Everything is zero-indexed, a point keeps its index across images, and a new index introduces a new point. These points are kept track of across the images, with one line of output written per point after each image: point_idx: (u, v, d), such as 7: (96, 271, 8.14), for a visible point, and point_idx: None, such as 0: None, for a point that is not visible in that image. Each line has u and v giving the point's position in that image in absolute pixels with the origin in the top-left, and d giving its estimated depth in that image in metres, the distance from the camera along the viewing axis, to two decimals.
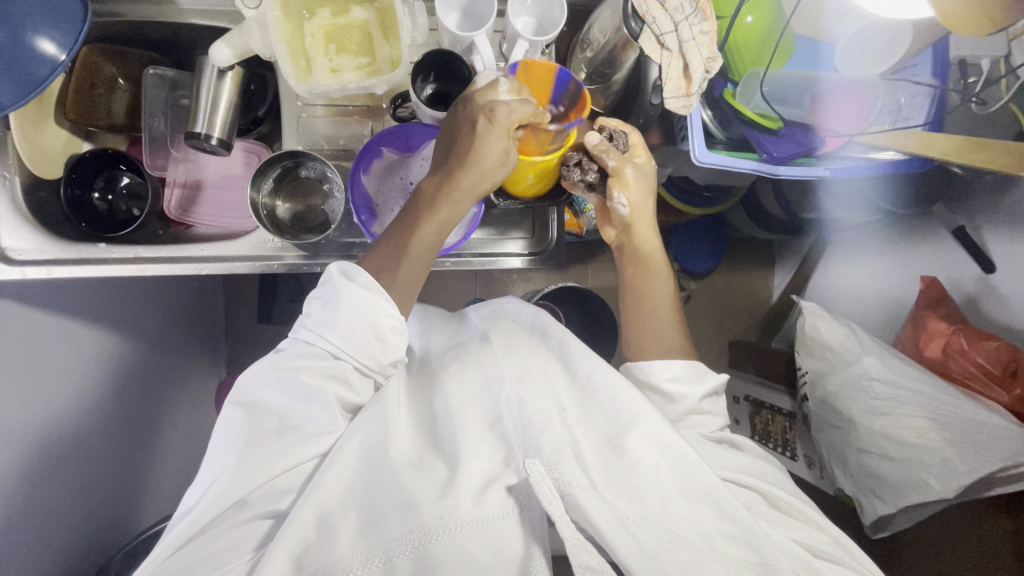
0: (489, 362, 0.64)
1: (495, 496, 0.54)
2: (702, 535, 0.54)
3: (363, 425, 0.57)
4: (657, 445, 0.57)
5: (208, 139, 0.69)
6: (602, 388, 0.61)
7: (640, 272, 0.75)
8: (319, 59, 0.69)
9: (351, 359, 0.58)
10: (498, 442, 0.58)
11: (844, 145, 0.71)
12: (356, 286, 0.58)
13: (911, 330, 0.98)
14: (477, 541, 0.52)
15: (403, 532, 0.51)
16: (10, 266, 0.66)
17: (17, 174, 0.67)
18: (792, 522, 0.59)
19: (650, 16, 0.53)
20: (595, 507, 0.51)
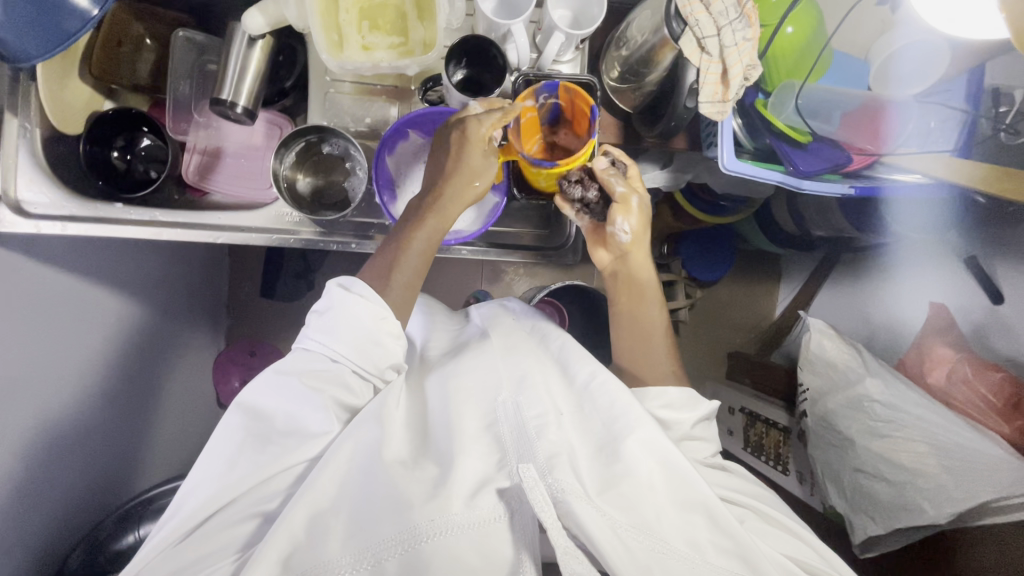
0: (485, 363, 0.64)
1: (487, 499, 0.53)
2: (694, 547, 0.53)
3: (364, 424, 0.57)
4: (652, 453, 0.57)
5: (234, 107, 0.68)
6: (599, 397, 0.61)
7: (634, 300, 0.75)
8: (351, 35, 0.68)
9: (349, 362, 0.59)
10: (495, 445, 0.57)
11: (870, 164, 0.70)
12: (355, 297, 0.60)
13: (917, 355, 0.98)
14: (467, 546, 0.51)
15: (398, 530, 0.51)
16: (26, 220, 0.65)
17: (38, 126, 0.66)
18: (779, 535, 0.60)
19: (693, 18, 0.54)
20: (590, 516, 0.50)
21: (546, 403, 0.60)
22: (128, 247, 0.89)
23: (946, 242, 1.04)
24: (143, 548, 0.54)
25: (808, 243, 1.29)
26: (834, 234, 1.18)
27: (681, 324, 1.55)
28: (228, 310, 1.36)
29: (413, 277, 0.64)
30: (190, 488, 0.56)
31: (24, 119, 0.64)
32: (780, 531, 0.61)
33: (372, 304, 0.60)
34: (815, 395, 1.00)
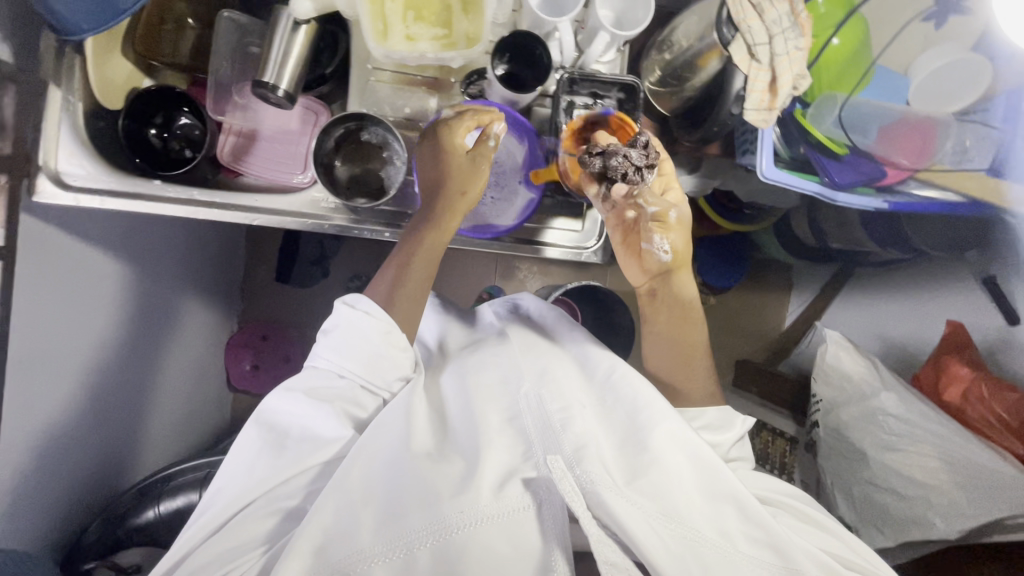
0: (504, 361, 0.65)
1: (515, 489, 0.52)
2: (726, 537, 0.53)
3: (392, 415, 0.59)
4: (679, 447, 0.57)
5: (275, 90, 0.68)
6: (621, 388, 0.63)
7: (673, 318, 0.68)
8: (395, 23, 0.68)
9: (353, 375, 0.60)
10: (518, 436, 0.57)
11: (903, 180, 0.70)
12: (361, 312, 0.61)
13: (931, 371, 0.98)
14: (497, 534, 0.51)
15: (433, 520, 0.50)
16: (65, 192, 0.65)
17: (80, 99, 0.66)
18: (807, 527, 0.60)
19: (745, 25, 0.54)
20: (623, 506, 0.50)
21: (569, 398, 0.60)
22: (153, 225, 0.89)
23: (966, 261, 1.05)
24: (174, 546, 0.56)
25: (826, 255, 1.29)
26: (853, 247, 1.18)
27: None
28: (242, 293, 1.36)
29: (420, 291, 0.65)
30: (225, 478, 0.58)
31: (67, 93, 0.64)
32: (815, 529, 0.61)
33: (377, 318, 0.61)
34: (827, 406, 1.01)
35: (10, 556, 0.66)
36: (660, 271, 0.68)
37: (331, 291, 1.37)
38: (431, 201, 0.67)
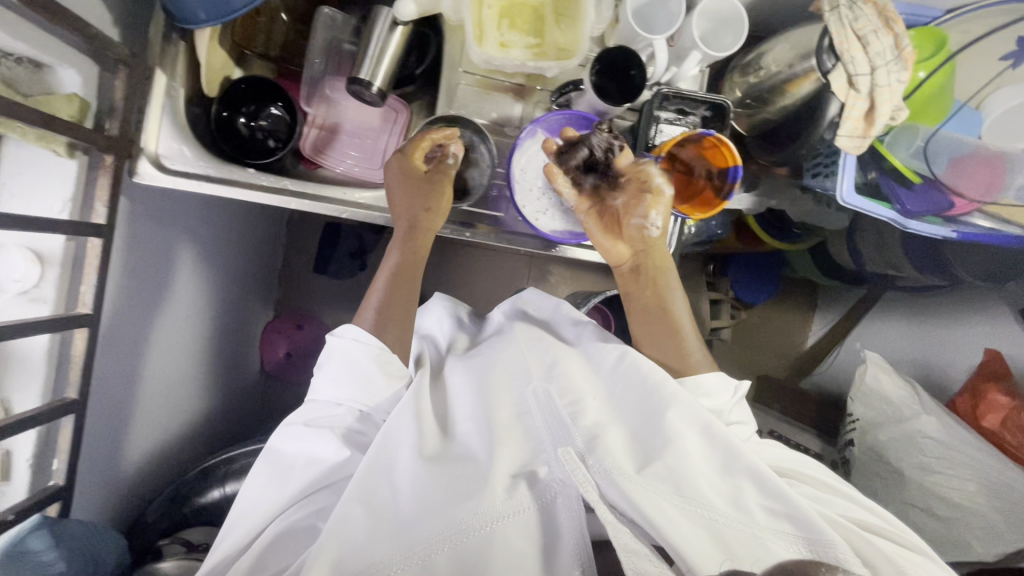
0: (511, 349, 0.67)
1: (523, 490, 0.56)
2: (742, 509, 0.53)
3: (400, 415, 0.61)
4: (691, 425, 0.58)
5: (370, 88, 0.70)
6: (625, 378, 0.63)
7: (658, 291, 0.71)
8: (490, 31, 0.70)
9: (354, 403, 0.63)
10: (526, 433, 0.60)
11: (969, 211, 0.73)
12: (349, 340, 0.64)
13: (968, 398, 1.01)
14: (511, 531, 0.54)
15: (458, 521, 0.53)
16: (164, 175, 0.66)
17: (181, 86, 0.68)
18: (831, 497, 0.61)
19: (848, 55, 0.56)
20: (637, 491, 0.52)
21: (578, 391, 0.61)
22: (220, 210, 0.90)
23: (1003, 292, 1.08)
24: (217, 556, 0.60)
25: (859, 277, 1.31)
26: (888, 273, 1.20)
27: (718, 343, 1.55)
28: (280, 281, 1.38)
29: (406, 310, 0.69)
30: (253, 494, 0.61)
31: (170, 79, 0.66)
32: (835, 498, 0.61)
33: (365, 346, 0.63)
34: (864, 426, 1.04)
35: (89, 527, 0.68)
36: (643, 246, 0.72)
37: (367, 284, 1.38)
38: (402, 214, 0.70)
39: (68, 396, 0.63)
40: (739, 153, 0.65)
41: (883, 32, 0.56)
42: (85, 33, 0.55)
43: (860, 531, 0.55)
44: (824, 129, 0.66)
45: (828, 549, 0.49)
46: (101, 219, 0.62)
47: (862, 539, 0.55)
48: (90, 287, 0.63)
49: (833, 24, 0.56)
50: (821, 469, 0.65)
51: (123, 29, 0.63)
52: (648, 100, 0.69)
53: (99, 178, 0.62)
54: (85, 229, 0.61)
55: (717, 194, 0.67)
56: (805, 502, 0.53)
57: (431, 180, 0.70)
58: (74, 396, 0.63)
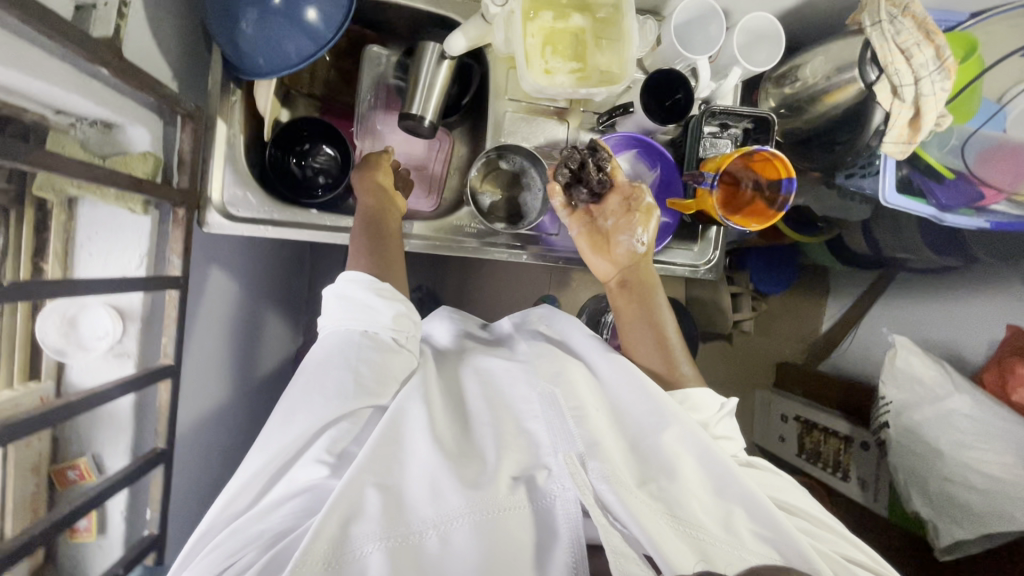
0: (516, 361, 0.63)
1: (519, 489, 0.54)
2: (733, 533, 0.52)
3: (404, 407, 0.57)
4: (688, 447, 0.56)
5: (423, 121, 0.72)
6: (633, 390, 0.59)
7: (645, 304, 0.69)
8: (536, 59, 0.71)
9: (354, 328, 0.61)
10: (529, 440, 0.57)
11: (997, 201, 0.75)
12: (342, 282, 0.63)
13: (996, 374, 1.05)
14: (513, 524, 0.52)
15: (463, 506, 0.51)
16: (232, 224, 0.67)
17: (240, 132, 0.69)
18: (824, 534, 0.58)
19: (892, 67, 0.60)
20: (636, 504, 0.50)
21: (585, 399, 0.57)
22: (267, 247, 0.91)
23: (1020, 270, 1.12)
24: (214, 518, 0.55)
25: (875, 262, 1.34)
26: (904, 258, 1.24)
27: (739, 334, 1.61)
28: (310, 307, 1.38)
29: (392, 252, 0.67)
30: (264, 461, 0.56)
31: (230, 127, 0.67)
32: (825, 531, 0.59)
33: (354, 280, 0.62)
34: (899, 408, 1.08)
35: None
36: (628, 262, 0.70)
37: None
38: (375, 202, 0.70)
39: (158, 446, 0.64)
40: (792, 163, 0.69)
41: (924, 44, 0.60)
42: (159, 93, 0.56)
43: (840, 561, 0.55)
44: (868, 138, 0.69)
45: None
46: (176, 270, 0.63)
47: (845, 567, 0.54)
48: (170, 338, 0.64)
49: (876, 39, 0.60)
50: (813, 504, 0.62)
51: (183, 82, 0.65)
52: (694, 116, 0.72)
53: (171, 231, 0.63)
54: (163, 282, 0.61)
55: (770, 206, 0.71)
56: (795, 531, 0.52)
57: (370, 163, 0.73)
58: (163, 446, 0.63)
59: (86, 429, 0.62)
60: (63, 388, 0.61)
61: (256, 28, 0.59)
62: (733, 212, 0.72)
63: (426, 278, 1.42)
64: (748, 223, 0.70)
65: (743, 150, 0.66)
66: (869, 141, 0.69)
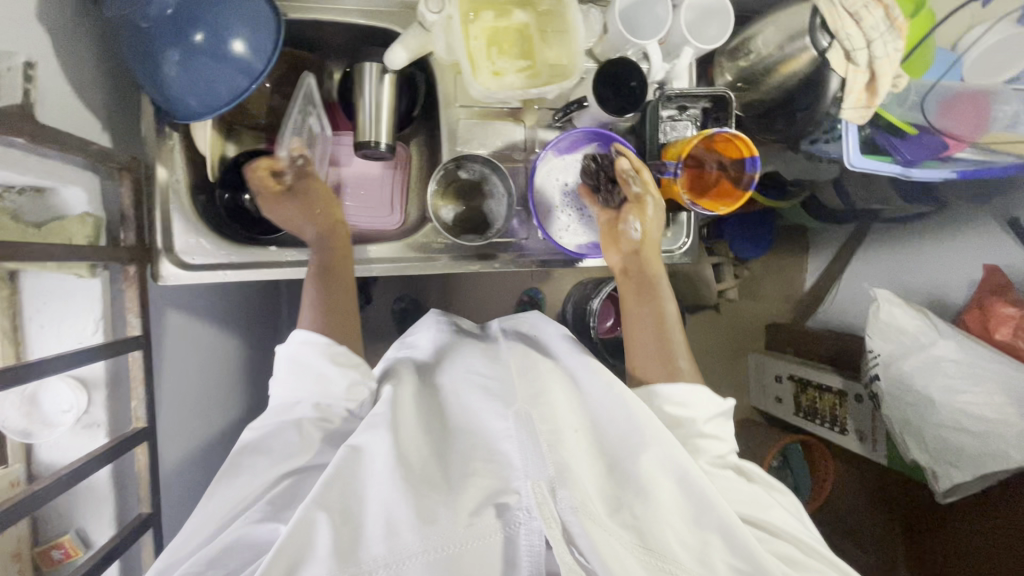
0: (495, 377, 0.63)
1: (488, 516, 0.51)
2: (707, 566, 0.51)
3: (374, 442, 0.55)
4: (666, 471, 0.55)
5: (378, 145, 0.70)
6: (615, 410, 0.60)
7: (645, 293, 0.70)
8: (482, 61, 0.68)
9: (307, 399, 0.60)
10: (502, 463, 0.55)
11: (963, 149, 0.75)
12: (295, 343, 0.62)
13: (977, 316, 1.06)
14: (472, 559, 0.49)
15: (417, 544, 0.48)
16: (190, 272, 0.65)
17: (184, 177, 0.65)
18: (817, 564, 0.55)
19: (843, 32, 0.59)
20: (602, 538, 0.48)
21: (559, 420, 0.58)
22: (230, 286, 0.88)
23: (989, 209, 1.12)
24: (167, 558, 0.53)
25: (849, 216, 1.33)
26: (877, 209, 1.23)
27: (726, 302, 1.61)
28: None
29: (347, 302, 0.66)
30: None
31: (171, 173, 0.64)
32: (806, 557, 0.55)
33: (308, 344, 0.61)
34: (887, 360, 1.09)
35: None
36: (632, 252, 0.71)
37: (377, 319, 1.37)
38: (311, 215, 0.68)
39: (143, 510, 0.62)
40: (754, 142, 0.67)
41: (874, 6, 0.60)
42: (86, 150, 0.53)
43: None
44: (829, 104, 0.68)
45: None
46: (136, 330, 0.61)
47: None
48: (140, 400, 0.61)
49: (823, 5, 0.60)
50: (799, 527, 0.58)
51: (114, 133, 0.61)
52: (651, 102, 0.71)
53: (125, 291, 0.60)
54: (124, 345, 0.59)
55: (736, 183, 0.70)
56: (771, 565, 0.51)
57: (309, 194, 0.69)
58: (148, 509, 0.62)
59: (66, 507, 0.60)
60: (34, 469, 0.59)
61: (182, 67, 0.54)
62: (701, 195, 0.72)
63: (405, 288, 1.39)
64: (716, 207, 0.70)
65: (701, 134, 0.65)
66: (828, 110, 0.69)
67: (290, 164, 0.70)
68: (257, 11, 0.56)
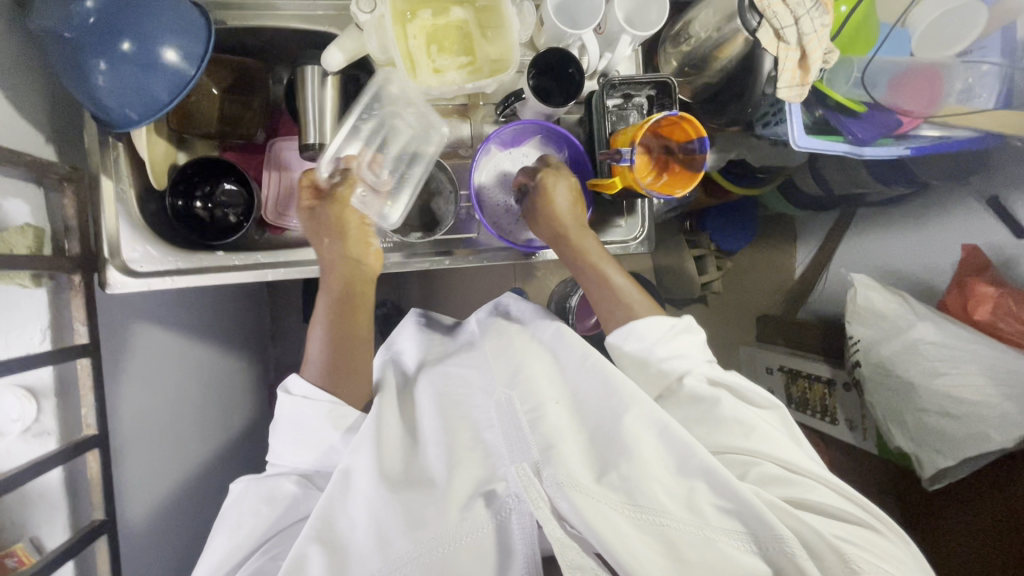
0: (473, 367, 0.67)
1: (478, 507, 0.55)
2: (696, 511, 0.52)
3: (357, 447, 0.58)
4: (649, 427, 0.56)
5: (322, 147, 0.71)
6: (593, 377, 0.61)
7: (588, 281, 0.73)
8: (422, 59, 0.69)
9: (302, 463, 0.62)
10: (487, 450, 0.59)
11: (917, 125, 0.73)
12: (296, 401, 0.61)
13: (958, 297, 1.03)
14: (467, 552, 0.54)
15: (411, 549, 0.53)
16: (135, 279, 0.66)
17: (130, 187, 0.67)
18: (807, 484, 0.57)
19: (770, 11, 0.59)
20: (589, 507, 0.50)
21: (540, 395, 0.60)
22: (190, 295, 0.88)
23: (967, 186, 1.08)
24: None
25: (829, 202, 1.29)
26: (856, 193, 1.20)
27: (712, 295, 1.57)
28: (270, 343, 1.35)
29: (359, 355, 0.65)
30: (238, 526, 0.60)
31: (117, 183, 0.66)
32: (794, 475, 0.58)
33: (312, 404, 0.60)
34: (867, 345, 1.06)
35: None
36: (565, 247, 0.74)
37: None
38: (320, 244, 0.69)
39: (97, 517, 0.63)
40: (700, 122, 0.66)
41: None
42: (21, 162, 0.54)
43: (799, 515, 0.53)
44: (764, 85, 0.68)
45: (776, 543, 0.50)
46: (83, 338, 0.62)
47: (806, 526, 0.53)
48: (90, 406, 0.63)
49: None
50: (784, 445, 0.60)
51: (58, 146, 0.63)
52: (596, 91, 0.70)
53: (73, 299, 0.62)
54: (71, 353, 0.60)
55: (690, 166, 0.68)
56: (755, 497, 0.52)
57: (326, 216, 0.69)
58: (102, 515, 0.63)
59: (21, 514, 0.61)
60: None
61: (112, 76, 0.55)
62: (656, 179, 0.69)
63: (384, 291, 1.39)
64: (672, 189, 0.68)
65: (649, 119, 0.63)
66: (766, 90, 0.70)
67: (332, 179, 0.71)
68: (182, 16, 0.58)
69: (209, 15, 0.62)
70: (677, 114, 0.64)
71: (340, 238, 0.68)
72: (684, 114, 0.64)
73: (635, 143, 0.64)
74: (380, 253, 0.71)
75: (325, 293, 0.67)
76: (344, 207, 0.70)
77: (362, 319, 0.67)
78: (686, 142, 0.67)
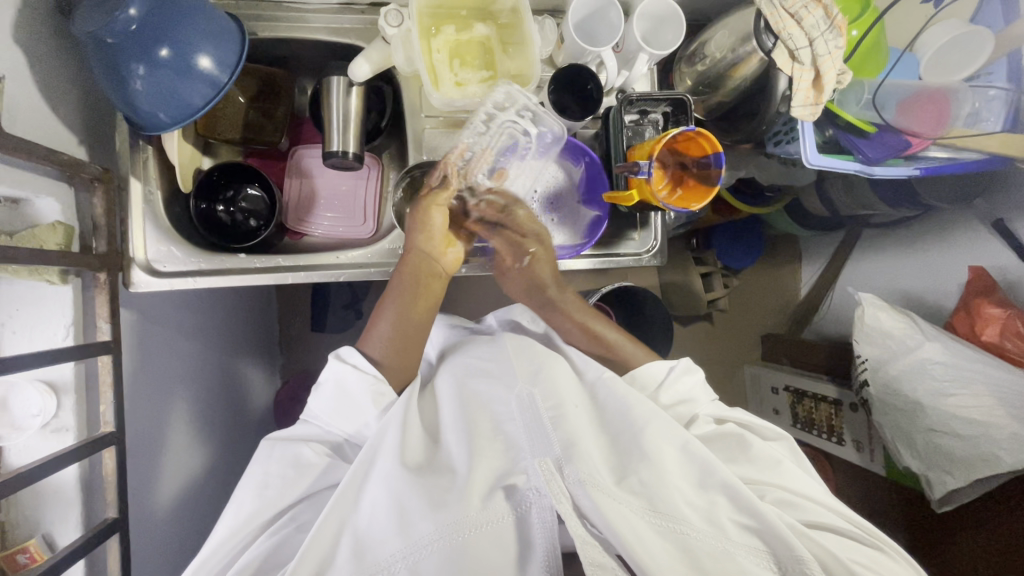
0: (493, 362, 0.67)
1: (499, 500, 0.56)
2: (716, 524, 0.54)
3: (384, 430, 0.60)
4: (669, 438, 0.57)
5: (346, 155, 0.72)
6: (613, 384, 0.63)
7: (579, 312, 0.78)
8: (445, 73, 0.71)
9: (337, 431, 0.64)
10: (507, 442, 0.59)
11: (925, 147, 0.75)
12: (345, 363, 0.64)
13: (964, 318, 1.03)
14: (486, 540, 0.54)
15: (432, 531, 0.53)
16: (159, 279, 0.68)
17: (158, 188, 0.69)
18: (822, 512, 0.59)
19: (786, 32, 0.62)
20: (609, 505, 0.52)
21: (562, 395, 0.61)
22: (199, 297, 0.89)
23: (971, 209, 1.09)
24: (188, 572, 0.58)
25: (836, 223, 1.30)
26: (863, 214, 1.21)
27: (718, 312, 1.57)
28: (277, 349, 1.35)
29: (417, 334, 0.70)
30: (231, 510, 0.59)
31: (145, 184, 0.68)
32: (807, 504, 0.60)
33: (358, 373, 0.63)
34: (874, 364, 1.06)
35: None
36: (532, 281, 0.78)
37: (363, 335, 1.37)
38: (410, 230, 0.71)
39: (110, 515, 0.62)
40: (716, 136, 0.68)
41: (813, 5, 0.63)
42: (59, 161, 0.55)
43: (818, 538, 0.54)
44: (777, 103, 0.71)
45: (797, 563, 0.51)
46: (106, 335, 0.62)
47: (825, 548, 0.54)
48: (108, 404, 0.63)
49: (766, 7, 0.63)
50: (800, 479, 0.62)
51: (90, 146, 0.65)
52: (614, 106, 0.72)
53: (96, 297, 0.62)
54: (92, 348, 0.60)
55: (705, 181, 0.70)
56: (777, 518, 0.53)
57: (419, 216, 0.70)
58: (115, 513, 0.62)
59: (34, 510, 0.61)
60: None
61: (148, 81, 0.57)
62: (672, 193, 0.70)
63: None
64: (688, 204, 0.69)
65: (668, 134, 0.64)
66: (780, 108, 0.71)
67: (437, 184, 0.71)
68: (217, 27, 0.60)
69: (244, 27, 0.64)
70: (694, 130, 0.66)
71: (427, 237, 0.70)
72: (702, 129, 0.65)
73: (653, 157, 0.66)
74: (459, 257, 0.73)
75: (396, 280, 0.70)
76: (433, 204, 0.70)
77: (425, 308, 0.71)
78: (703, 156, 0.69)
